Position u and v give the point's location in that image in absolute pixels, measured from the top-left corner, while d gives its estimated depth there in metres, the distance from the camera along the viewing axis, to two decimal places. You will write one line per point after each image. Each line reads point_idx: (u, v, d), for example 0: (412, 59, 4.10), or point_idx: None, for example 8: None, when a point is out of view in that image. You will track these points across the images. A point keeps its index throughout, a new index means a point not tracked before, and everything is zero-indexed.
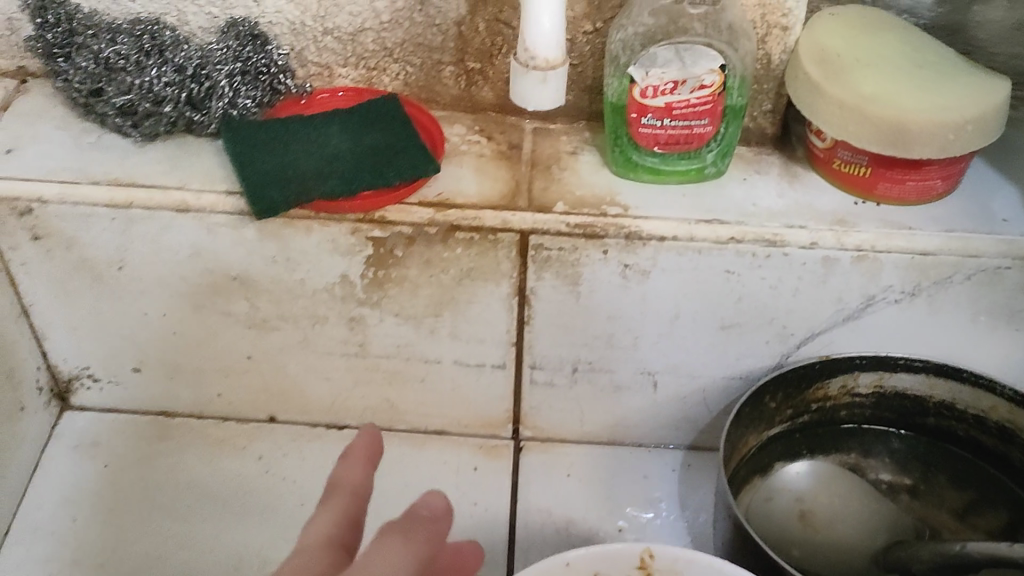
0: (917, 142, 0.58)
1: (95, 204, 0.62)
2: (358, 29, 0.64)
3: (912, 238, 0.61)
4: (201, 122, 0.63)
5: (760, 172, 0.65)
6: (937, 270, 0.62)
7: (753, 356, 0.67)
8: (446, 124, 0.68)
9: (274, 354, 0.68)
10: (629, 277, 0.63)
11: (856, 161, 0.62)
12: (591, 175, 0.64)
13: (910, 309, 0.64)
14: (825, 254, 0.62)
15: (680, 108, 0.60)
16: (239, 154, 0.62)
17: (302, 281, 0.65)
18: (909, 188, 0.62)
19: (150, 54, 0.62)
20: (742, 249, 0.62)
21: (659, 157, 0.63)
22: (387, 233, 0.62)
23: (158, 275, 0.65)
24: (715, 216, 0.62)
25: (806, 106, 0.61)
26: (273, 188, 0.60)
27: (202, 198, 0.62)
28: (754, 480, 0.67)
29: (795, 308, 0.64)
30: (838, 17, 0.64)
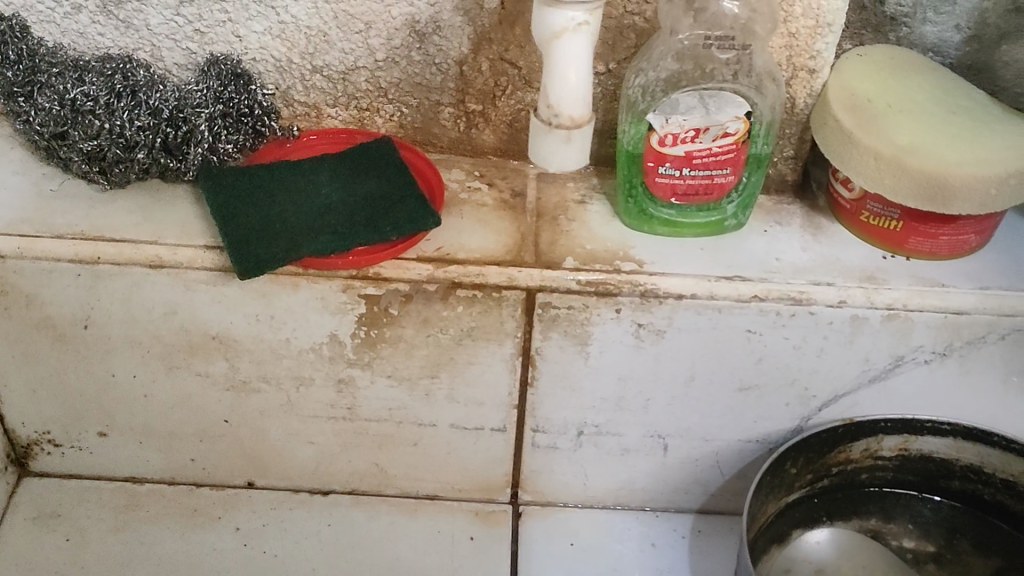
0: (956, 198, 0.54)
1: (59, 259, 0.56)
2: (351, 67, 0.59)
3: (946, 295, 0.57)
4: (178, 168, 0.58)
5: (781, 223, 0.61)
6: (971, 329, 0.58)
7: (773, 419, 0.63)
8: (442, 168, 0.63)
9: (255, 417, 0.62)
10: (643, 336, 0.59)
11: (886, 214, 0.58)
12: (602, 227, 0.60)
13: (941, 371, 0.60)
14: (854, 312, 0.57)
15: (702, 158, 0.56)
16: (219, 206, 0.56)
17: (287, 341, 0.59)
18: (942, 243, 0.58)
19: (121, 95, 0.56)
20: (765, 307, 0.57)
21: (676, 208, 0.58)
22: (383, 290, 0.57)
23: (127, 335, 0.59)
24: (736, 272, 0.58)
25: (835, 154, 0.58)
26: (258, 245, 0.55)
27: (178, 252, 0.56)
28: (771, 551, 0.62)
29: (818, 370, 0.60)
30: (867, 59, 0.61)
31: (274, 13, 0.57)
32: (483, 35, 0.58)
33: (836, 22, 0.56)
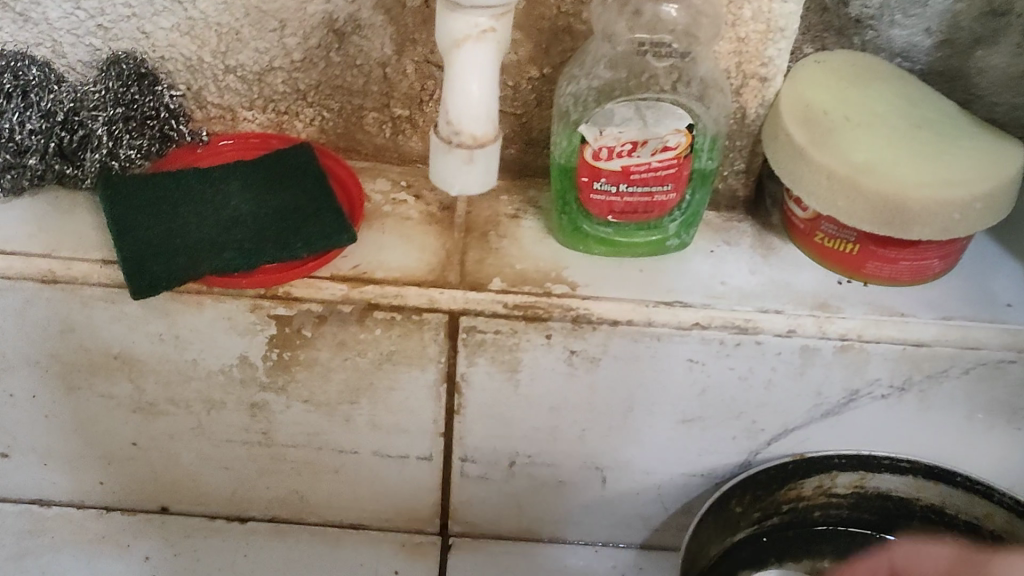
0: (915, 223, 0.50)
1: None
2: (266, 68, 0.55)
3: (905, 326, 0.53)
4: (75, 175, 0.54)
5: (729, 243, 0.57)
6: (932, 363, 0.53)
7: (718, 452, 0.59)
8: (368, 177, 0.59)
9: (165, 441, 0.59)
10: (576, 364, 0.54)
11: (841, 237, 0.53)
12: (535, 246, 0.55)
13: (898, 405, 0.56)
14: (804, 342, 0.53)
15: (639, 173, 0.51)
16: (117, 219, 0.52)
17: (194, 362, 0.55)
18: (902, 268, 0.53)
19: (11, 96, 0.52)
20: (707, 335, 0.53)
21: (613, 227, 0.54)
22: (294, 311, 0.52)
23: (22, 354, 0.55)
24: (677, 297, 0.53)
25: (785, 171, 0.53)
26: (156, 261, 0.51)
27: (72, 266, 0.52)
28: None
29: (766, 403, 0.56)
30: (824, 66, 0.56)
31: (182, 8, 0.52)
32: (406, 36, 0.53)
33: (789, 28, 0.51)
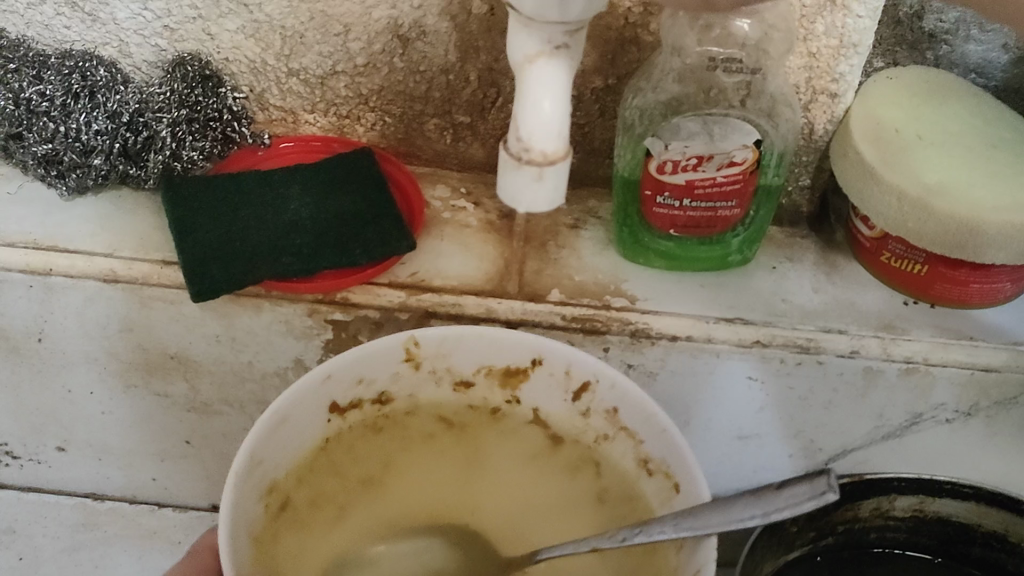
0: (989, 247, 0.48)
1: (9, 269, 0.52)
2: (329, 72, 0.55)
3: (973, 350, 0.51)
4: (138, 176, 0.54)
5: (793, 259, 0.56)
6: (1000, 389, 0.52)
7: (775, 470, 0.58)
8: (427, 183, 0.59)
9: (218, 440, 0.59)
10: (633, 378, 0.54)
11: (909, 257, 0.52)
12: (595, 257, 0.55)
13: (963, 429, 0.54)
14: (867, 364, 0.52)
15: (703, 187, 0.50)
16: (179, 221, 0.52)
17: (250, 364, 0.55)
18: (972, 291, 0.52)
19: (79, 96, 0.53)
20: (768, 353, 0.52)
21: (675, 240, 0.53)
22: (352, 316, 0.52)
23: (82, 351, 0.55)
24: (738, 313, 0.52)
25: (853, 188, 0.51)
26: (215, 264, 0.51)
27: (133, 266, 0.52)
28: None
29: (825, 422, 0.55)
30: (897, 83, 0.54)
31: (247, 11, 0.52)
32: (470, 43, 0.52)
33: (862, 43, 0.50)
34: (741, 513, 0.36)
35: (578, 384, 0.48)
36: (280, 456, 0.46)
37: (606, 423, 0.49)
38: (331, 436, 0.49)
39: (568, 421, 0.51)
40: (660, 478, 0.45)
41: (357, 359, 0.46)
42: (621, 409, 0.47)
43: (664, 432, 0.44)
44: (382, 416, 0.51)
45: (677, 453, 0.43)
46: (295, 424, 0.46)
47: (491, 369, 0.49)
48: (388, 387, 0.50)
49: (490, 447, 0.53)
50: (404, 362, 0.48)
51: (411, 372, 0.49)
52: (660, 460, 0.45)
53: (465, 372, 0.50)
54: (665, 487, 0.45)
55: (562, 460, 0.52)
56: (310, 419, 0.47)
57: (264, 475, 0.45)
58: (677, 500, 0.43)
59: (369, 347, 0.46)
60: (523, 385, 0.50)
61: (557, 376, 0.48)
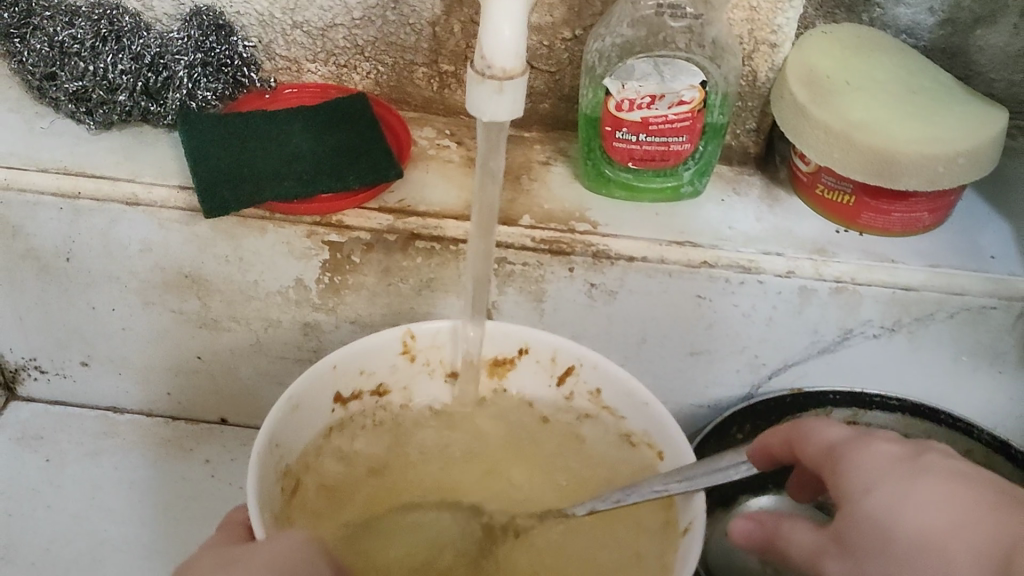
0: (904, 174, 0.55)
1: (42, 192, 0.59)
2: (329, 24, 0.62)
3: (894, 271, 0.58)
4: (158, 112, 0.61)
5: (739, 193, 0.63)
6: (920, 306, 0.59)
7: (723, 384, 0.65)
8: (415, 126, 0.66)
9: (225, 356, 0.66)
10: (595, 296, 0.61)
11: (840, 189, 0.59)
12: (563, 189, 0.62)
13: (889, 344, 0.61)
14: (802, 283, 0.58)
15: (657, 124, 0.57)
16: (193, 150, 0.59)
17: (255, 282, 0.62)
18: (894, 219, 0.59)
19: (106, 40, 0.60)
20: (714, 273, 0.59)
21: (633, 173, 0.60)
22: (345, 238, 0.59)
23: (106, 270, 0.62)
24: (688, 238, 0.59)
25: (789, 125, 0.58)
26: (226, 185, 0.58)
27: (153, 191, 0.59)
28: (715, 512, 0.65)
29: (768, 337, 0.62)
30: (831, 37, 0.61)
31: None
32: None
33: None
34: (722, 465, 0.40)
35: (565, 369, 0.54)
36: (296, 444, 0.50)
37: (587, 405, 0.55)
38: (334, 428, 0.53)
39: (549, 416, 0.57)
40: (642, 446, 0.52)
41: (364, 349, 0.52)
42: (603, 390, 0.53)
43: (646, 405, 0.51)
44: (379, 408, 0.56)
45: (660, 426, 0.49)
46: (308, 415, 0.50)
47: (480, 361, 0.55)
48: (385, 380, 0.55)
49: (488, 426, 0.58)
50: (401, 355, 0.54)
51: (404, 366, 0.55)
52: (642, 432, 0.51)
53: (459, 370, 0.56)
54: (648, 457, 0.51)
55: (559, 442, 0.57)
56: (321, 410, 0.52)
57: (280, 457, 0.48)
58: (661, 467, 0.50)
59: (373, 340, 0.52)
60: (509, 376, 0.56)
61: (544, 363, 0.54)
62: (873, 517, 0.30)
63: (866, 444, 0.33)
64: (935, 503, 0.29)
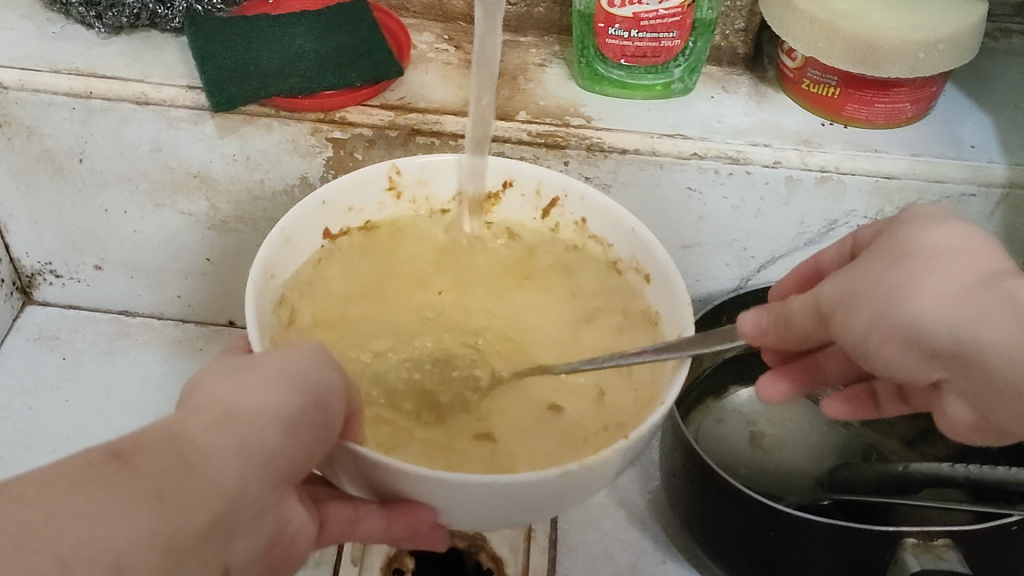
0: (885, 61, 0.56)
1: (55, 93, 0.61)
2: None
3: (878, 160, 0.60)
4: (165, 15, 0.63)
5: (728, 91, 0.65)
6: (901, 195, 0.61)
7: (714, 277, 0.67)
8: (413, 31, 0.67)
9: (233, 257, 0.69)
10: (590, 190, 0.63)
11: (824, 82, 0.61)
12: (558, 88, 0.64)
13: None
14: (788, 173, 0.61)
15: (648, 19, 0.59)
16: (200, 50, 0.61)
17: (261, 182, 0.64)
18: (877, 111, 0.61)
19: None
20: (704, 165, 0.61)
21: (625, 70, 0.62)
22: (348, 134, 0.61)
23: (118, 171, 0.64)
24: (678, 131, 0.61)
25: (776, 20, 0.60)
26: (233, 82, 0.60)
27: (162, 90, 0.60)
28: (706, 401, 0.68)
29: (756, 229, 0.64)
30: None
31: None
32: None
33: None
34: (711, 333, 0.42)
35: (549, 202, 0.56)
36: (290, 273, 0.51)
37: (573, 235, 0.57)
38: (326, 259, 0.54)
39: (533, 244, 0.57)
40: (626, 271, 0.54)
41: (355, 182, 0.54)
42: (589, 219, 0.55)
43: (632, 230, 0.53)
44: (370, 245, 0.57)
45: (647, 246, 0.52)
46: (300, 244, 0.52)
47: (465, 195, 0.57)
48: (372, 216, 0.56)
49: (473, 258, 0.57)
50: (386, 192, 0.56)
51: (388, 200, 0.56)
52: (629, 258, 0.54)
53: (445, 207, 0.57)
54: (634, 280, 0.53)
55: (545, 268, 0.57)
56: (311, 242, 0.53)
57: (276, 288, 0.50)
58: (647, 291, 0.52)
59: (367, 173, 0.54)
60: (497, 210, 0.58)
61: (529, 196, 0.56)
62: (900, 243, 0.37)
63: (907, 210, 0.39)
64: (955, 238, 0.36)
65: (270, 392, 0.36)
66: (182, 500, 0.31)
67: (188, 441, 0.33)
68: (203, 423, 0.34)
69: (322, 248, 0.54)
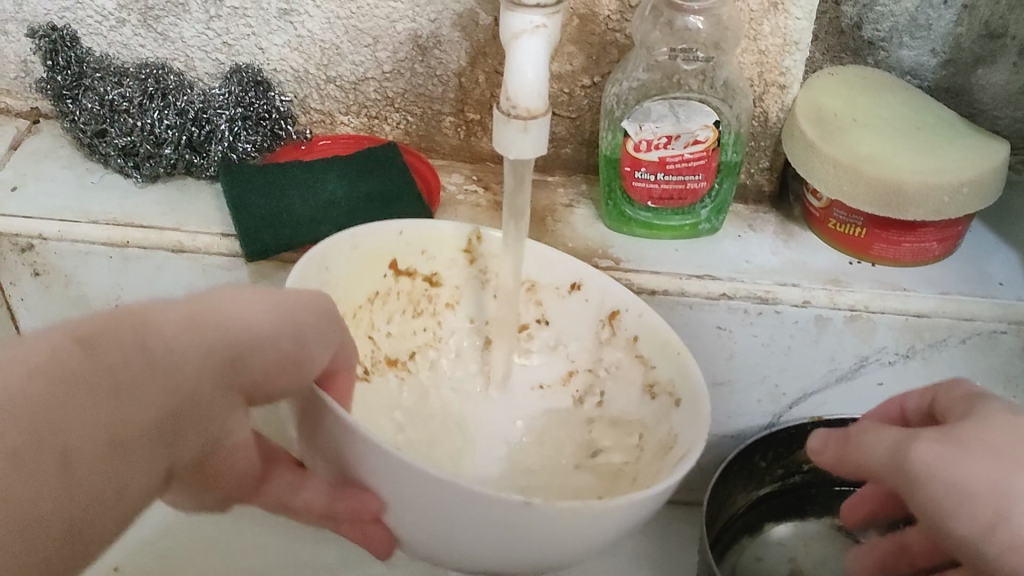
0: (911, 204, 0.57)
1: (94, 242, 0.62)
2: (361, 78, 0.66)
3: (907, 299, 0.60)
4: (201, 164, 0.65)
5: (754, 229, 0.66)
6: (932, 332, 0.61)
7: (744, 413, 0.67)
8: (443, 173, 0.69)
9: None
10: None
11: (851, 221, 0.61)
12: (586, 229, 0.65)
13: (905, 370, 0.63)
14: (818, 312, 0.61)
15: (674, 163, 0.60)
16: (235, 198, 0.62)
17: None
18: (905, 250, 0.61)
19: (153, 97, 0.64)
20: (734, 304, 0.61)
21: (653, 211, 0.63)
22: None
23: None
24: (707, 272, 0.61)
25: (800, 162, 0.61)
26: (266, 229, 0.60)
27: (198, 239, 0.62)
28: (740, 540, 0.66)
29: (787, 367, 0.64)
30: (837, 77, 0.64)
31: (293, 28, 0.64)
32: (478, 50, 0.63)
33: (803, 41, 0.59)
34: None
35: (610, 316, 0.58)
36: (345, 281, 0.56)
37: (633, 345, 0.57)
38: (382, 290, 0.59)
39: (631, 361, 0.58)
40: (663, 398, 0.55)
41: (427, 231, 0.58)
42: (639, 337, 0.56)
43: (677, 354, 0.54)
44: (425, 296, 0.62)
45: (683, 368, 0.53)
46: (359, 247, 0.56)
47: (538, 284, 0.60)
48: (442, 271, 0.61)
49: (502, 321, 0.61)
50: (464, 253, 0.60)
51: (465, 266, 0.61)
52: (665, 381, 0.55)
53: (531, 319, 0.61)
54: (669, 402, 0.54)
55: (624, 404, 0.59)
56: (368, 270, 0.57)
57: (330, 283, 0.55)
58: (675, 416, 0.53)
59: (435, 221, 0.58)
60: (550, 313, 0.61)
61: (589, 303, 0.59)
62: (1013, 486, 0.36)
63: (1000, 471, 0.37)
64: None
65: (217, 314, 0.38)
66: (138, 396, 0.33)
67: (81, 353, 0.32)
68: (183, 324, 0.36)
69: (382, 278, 0.59)
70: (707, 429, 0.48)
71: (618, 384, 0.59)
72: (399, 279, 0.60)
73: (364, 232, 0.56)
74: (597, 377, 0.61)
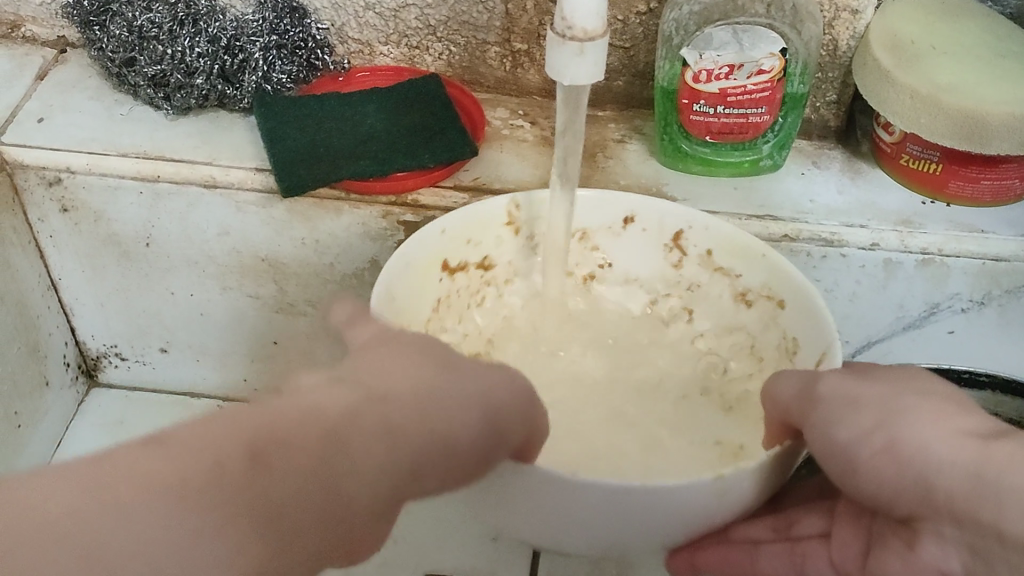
0: (995, 137, 0.52)
1: (123, 176, 0.59)
2: (401, 5, 0.62)
3: (983, 241, 0.56)
4: (234, 96, 0.62)
5: (819, 166, 0.62)
6: (1010, 278, 0.57)
7: None
8: (488, 106, 0.65)
9: (300, 339, 0.68)
10: None
11: (925, 157, 0.57)
12: (639, 166, 0.61)
13: (978, 317, 0.60)
14: (887, 256, 0.57)
15: (735, 95, 0.56)
16: (270, 131, 0.59)
17: (331, 265, 0.62)
18: (983, 188, 0.57)
19: (184, 23, 0.60)
20: (796, 248, 0.57)
21: (711, 146, 0.59)
22: (421, 218, 0.58)
23: (185, 255, 0.63)
24: (768, 211, 0.58)
25: (873, 93, 0.57)
26: (302, 165, 0.57)
27: (230, 173, 0.58)
28: None
29: (852, 313, 0.61)
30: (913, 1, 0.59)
31: None
32: None
33: None
34: None
35: (674, 236, 0.55)
36: (411, 304, 0.51)
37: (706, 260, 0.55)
38: (444, 293, 0.55)
39: (719, 282, 0.55)
40: (762, 302, 0.53)
41: (466, 216, 0.53)
42: (715, 248, 0.54)
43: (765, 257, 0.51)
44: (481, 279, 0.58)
45: (787, 276, 0.50)
46: (416, 266, 0.51)
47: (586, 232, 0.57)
48: (491, 251, 0.56)
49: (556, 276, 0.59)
50: (507, 226, 0.55)
51: (513, 238, 0.57)
52: (760, 287, 0.53)
53: (595, 265, 0.59)
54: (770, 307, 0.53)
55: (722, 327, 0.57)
56: (432, 283, 0.53)
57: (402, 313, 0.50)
58: (785, 313, 0.51)
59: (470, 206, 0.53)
60: (610, 255, 0.58)
61: (649, 233, 0.56)
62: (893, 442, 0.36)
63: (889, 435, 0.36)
64: None
65: (388, 389, 0.34)
66: (279, 482, 0.30)
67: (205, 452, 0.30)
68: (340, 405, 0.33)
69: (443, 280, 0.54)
70: (832, 325, 0.46)
71: (706, 293, 0.57)
72: (457, 273, 0.55)
73: (413, 245, 0.50)
74: (685, 297, 0.58)
